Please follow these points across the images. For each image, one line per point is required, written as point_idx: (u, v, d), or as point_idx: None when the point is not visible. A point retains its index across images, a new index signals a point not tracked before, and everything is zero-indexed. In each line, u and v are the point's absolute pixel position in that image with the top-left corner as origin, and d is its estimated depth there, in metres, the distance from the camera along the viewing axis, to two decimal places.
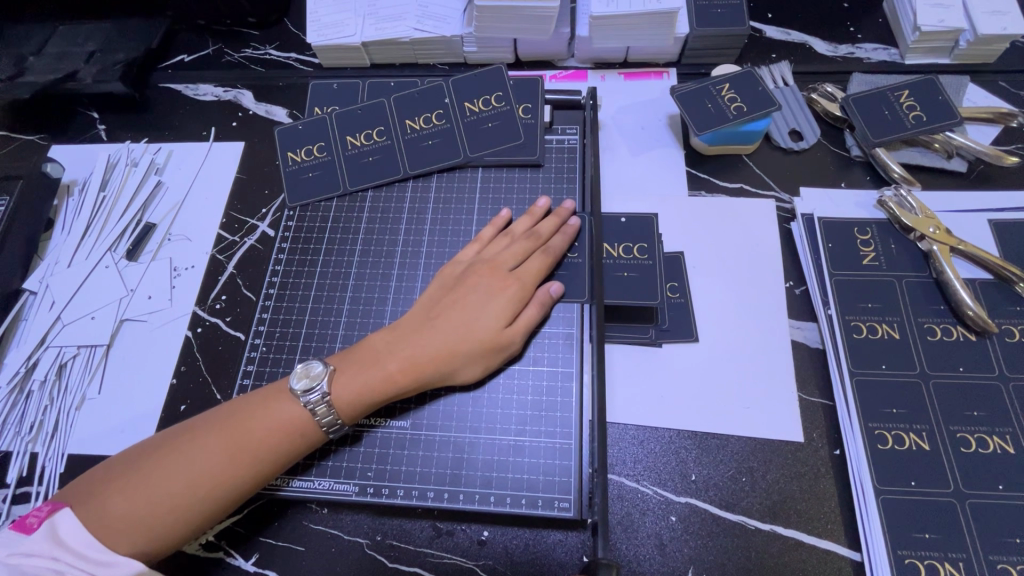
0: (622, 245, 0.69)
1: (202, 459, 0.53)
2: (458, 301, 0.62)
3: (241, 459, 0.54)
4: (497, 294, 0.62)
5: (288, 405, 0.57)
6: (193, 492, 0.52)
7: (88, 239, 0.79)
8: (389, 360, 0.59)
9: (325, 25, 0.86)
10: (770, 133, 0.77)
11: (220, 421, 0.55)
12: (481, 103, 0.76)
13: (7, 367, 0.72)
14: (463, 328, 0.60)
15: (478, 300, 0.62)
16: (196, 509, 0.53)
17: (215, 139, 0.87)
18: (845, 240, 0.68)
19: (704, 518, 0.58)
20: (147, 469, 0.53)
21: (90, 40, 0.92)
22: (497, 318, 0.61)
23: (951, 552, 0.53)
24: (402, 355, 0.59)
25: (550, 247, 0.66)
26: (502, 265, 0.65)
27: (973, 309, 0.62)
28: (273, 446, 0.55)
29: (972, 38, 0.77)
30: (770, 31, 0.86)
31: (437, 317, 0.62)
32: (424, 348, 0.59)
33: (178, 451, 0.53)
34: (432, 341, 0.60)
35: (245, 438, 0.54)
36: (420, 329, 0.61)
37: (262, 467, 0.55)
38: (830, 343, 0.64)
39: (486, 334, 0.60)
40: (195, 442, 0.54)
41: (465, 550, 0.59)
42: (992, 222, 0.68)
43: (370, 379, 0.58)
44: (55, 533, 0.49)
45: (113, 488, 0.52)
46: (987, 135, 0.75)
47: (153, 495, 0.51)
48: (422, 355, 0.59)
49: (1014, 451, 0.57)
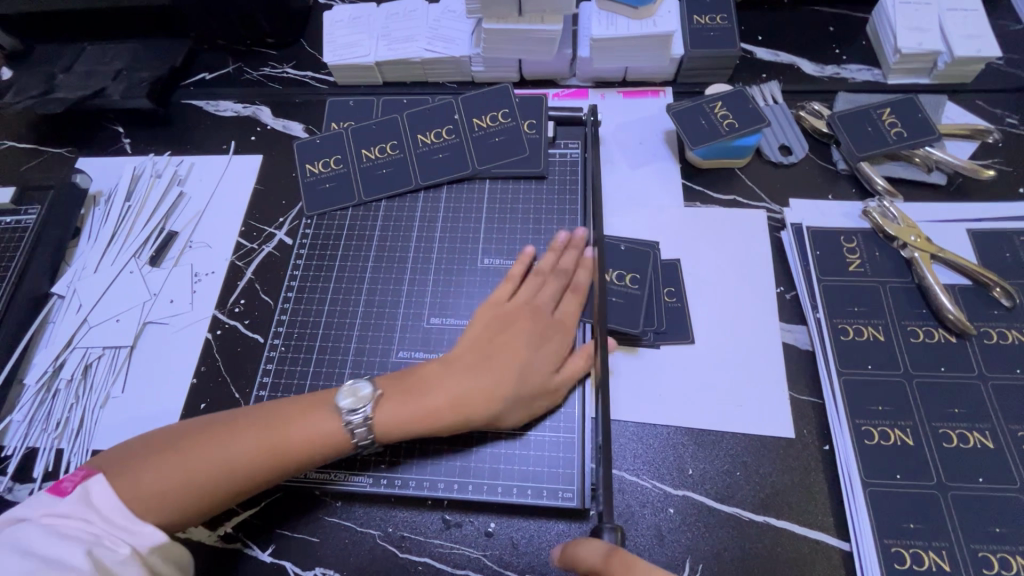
0: (616, 271, 0.72)
1: (236, 454, 0.56)
2: (508, 347, 0.64)
3: (272, 456, 0.57)
4: (545, 343, 0.65)
5: (328, 421, 0.59)
6: (224, 481, 0.56)
7: (114, 246, 0.83)
8: (440, 396, 0.61)
9: (342, 46, 0.91)
10: (761, 148, 0.82)
11: (256, 424, 0.59)
12: (488, 119, 0.81)
13: (36, 367, 0.75)
14: (514, 373, 0.62)
15: (532, 344, 0.64)
16: (223, 494, 0.56)
17: (234, 152, 0.91)
18: (832, 248, 0.72)
19: (701, 511, 0.61)
20: (184, 454, 0.56)
21: (117, 59, 0.97)
22: (546, 368, 0.63)
23: (935, 541, 0.56)
24: (449, 392, 0.61)
25: (576, 281, 0.70)
26: (540, 307, 0.67)
27: (953, 312, 0.65)
28: (306, 455, 0.58)
29: (950, 60, 0.82)
30: (760, 52, 0.91)
31: (489, 356, 0.63)
32: (478, 386, 0.61)
33: (214, 443, 0.57)
34: (482, 380, 0.61)
35: (282, 443, 0.58)
36: (474, 364, 0.63)
37: (291, 467, 0.58)
38: (819, 345, 0.67)
39: (533, 378, 0.62)
40: (233, 435, 0.57)
41: (472, 541, 0.61)
42: (971, 231, 0.72)
43: (417, 416, 0.60)
44: (88, 496, 0.51)
45: (147, 466, 0.54)
46: (965, 150, 0.80)
47: (187, 478, 0.55)
48: (473, 394, 0.61)
49: (993, 446, 0.60)
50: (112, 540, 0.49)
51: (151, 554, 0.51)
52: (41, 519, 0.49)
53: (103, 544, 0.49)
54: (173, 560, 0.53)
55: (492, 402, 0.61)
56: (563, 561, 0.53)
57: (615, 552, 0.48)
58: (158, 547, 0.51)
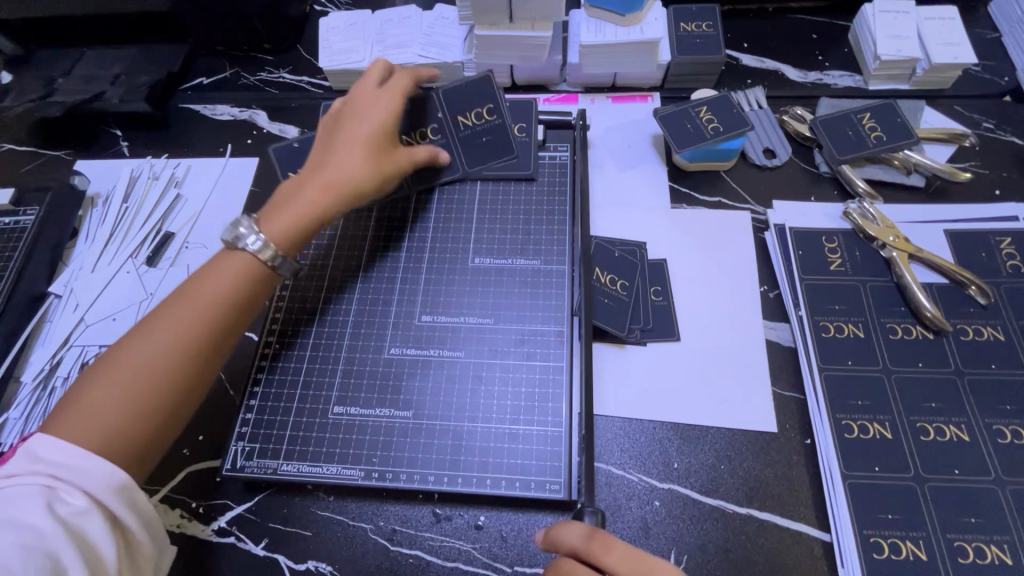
0: (609, 275, 0.73)
1: (153, 348, 0.56)
2: (347, 126, 0.72)
3: (190, 341, 0.58)
4: (376, 108, 0.72)
5: (235, 255, 0.63)
6: (156, 374, 0.56)
7: (111, 247, 0.84)
8: (329, 181, 0.68)
9: (337, 51, 0.93)
10: (745, 151, 0.84)
11: (157, 315, 0.59)
12: (473, 117, 0.79)
13: (32, 365, 0.76)
14: (366, 147, 0.70)
15: (366, 123, 0.71)
16: (167, 391, 0.56)
17: (231, 155, 0.93)
18: (813, 248, 0.74)
19: (686, 503, 0.62)
20: (104, 374, 0.55)
21: (116, 64, 0.99)
22: (383, 130, 0.72)
23: (912, 531, 0.58)
24: (334, 176, 0.68)
25: (417, 74, 0.78)
26: (371, 91, 0.74)
27: (929, 310, 0.67)
28: (218, 313, 0.60)
29: (928, 66, 0.84)
30: (746, 59, 0.94)
31: (336, 146, 0.71)
32: (342, 164, 0.69)
33: (127, 348, 0.56)
34: (354, 160, 0.69)
35: (195, 306, 0.59)
36: (326, 159, 0.70)
37: (216, 328, 0.59)
38: (801, 341, 0.69)
39: (386, 154, 0.72)
40: (142, 334, 0.57)
41: (462, 534, 0.62)
42: (948, 231, 0.74)
43: (311, 206, 0.67)
44: (31, 453, 0.50)
45: (78, 400, 0.53)
46: (944, 153, 0.82)
47: (118, 385, 0.54)
48: (348, 172, 0.69)
49: (969, 439, 0.62)
50: (67, 491, 0.48)
51: (112, 498, 0.50)
52: None
53: (59, 496, 0.48)
54: (138, 503, 0.52)
55: (379, 176, 0.71)
56: (541, 534, 0.56)
57: (595, 534, 0.52)
58: (118, 488, 0.50)
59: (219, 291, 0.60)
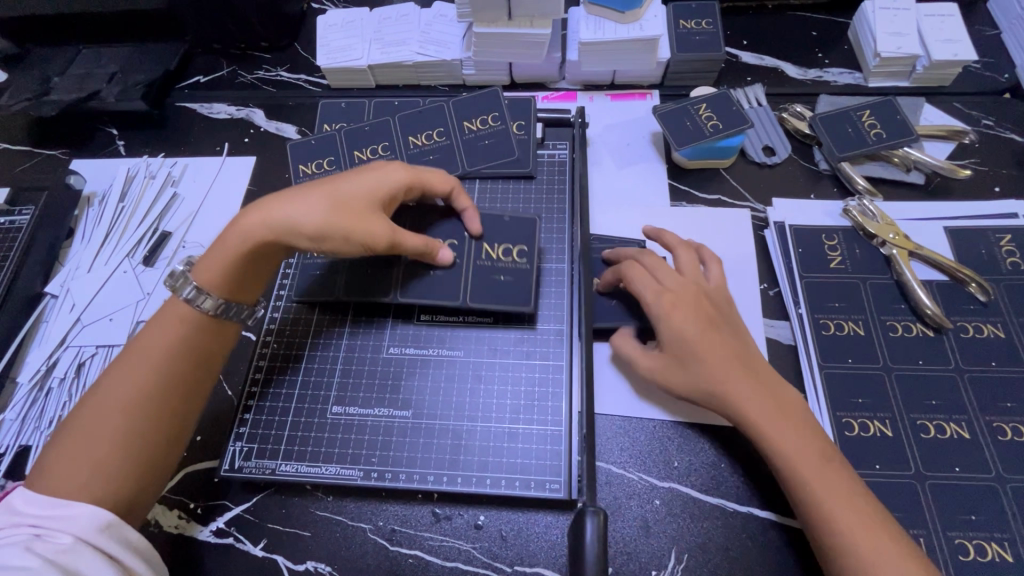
0: (611, 278, 0.73)
1: (120, 391, 0.58)
2: (347, 181, 0.65)
3: (149, 376, 0.59)
4: (383, 180, 0.65)
5: (174, 303, 0.63)
6: (114, 424, 0.56)
7: (108, 247, 0.84)
8: (274, 223, 0.63)
9: (335, 49, 0.93)
10: (744, 149, 0.83)
11: (114, 364, 0.60)
12: (478, 122, 0.83)
13: (29, 366, 0.76)
14: (338, 202, 0.63)
15: (359, 184, 0.65)
16: (127, 437, 0.57)
17: (228, 154, 0.92)
18: (813, 246, 0.74)
19: (686, 502, 0.62)
20: (71, 430, 0.57)
21: (112, 62, 0.98)
22: (370, 201, 0.64)
23: (913, 529, 0.58)
24: (282, 220, 0.63)
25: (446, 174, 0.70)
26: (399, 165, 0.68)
27: (930, 307, 0.67)
28: (173, 349, 0.61)
29: (927, 63, 0.84)
30: (745, 56, 0.93)
31: (322, 190, 0.64)
32: (302, 212, 0.63)
33: (93, 401, 0.58)
34: (313, 210, 0.63)
35: (146, 353, 0.60)
36: (300, 196, 0.64)
37: (175, 363, 0.61)
38: (801, 339, 0.69)
39: (357, 214, 0.63)
40: (105, 385, 0.59)
41: (462, 533, 0.62)
42: (948, 229, 0.74)
43: (249, 238, 0.63)
44: (17, 505, 0.52)
45: (53, 458, 0.55)
46: (943, 150, 0.82)
47: (80, 440, 0.56)
48: (296, 218, 0.62)
49: (969, 436, 0.61)
50: (52, 535, 0.50)
51: (98, 537, 0.51)
52: None
53: (44, 539, 0.50)
54: (129, 539, 0.53)
55: (326, 226, 0.62)
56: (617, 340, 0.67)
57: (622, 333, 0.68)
58: (104, 526, 0.52)
59: (178, 335, 0.61)
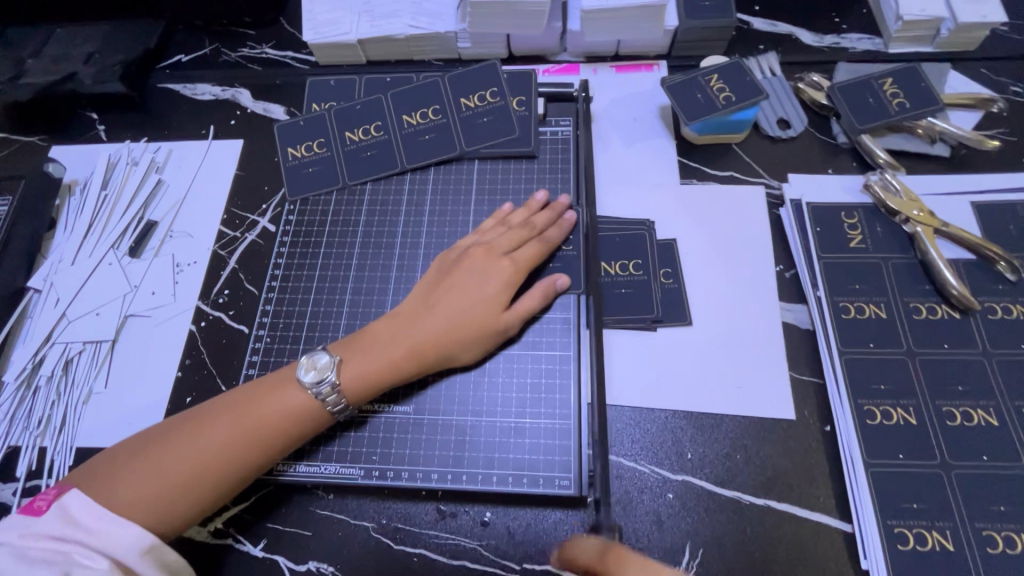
0: (618, 262, 0.71)
1: (209, 445, 0.56)
2: (455, 286, 0.64)
3: (246, 445, 0.56)
4: (494, 276, 0.64)
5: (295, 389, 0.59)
6: (196, 475, 0.55)
7: (91, 237, 0.80)
8: (396, 347, 0.61)
9: (322, 23, 0.88)
10: (758, 122, 0.79)
11: (224, 411, 0.58)
12: (476, 99, 0.78)
13: (14, 364, 0.73)
14: (457, 315, 0.62)
15: (473, 287, 0.64)
16: (203, 492, 0.55)
17: (214, 137, 0.88)
18: (832, 224, 0.70)
19: (701, 495, 0.60)
20: (155, 452, 0.55)
21: (88, 41, 0.92)
22: (490, 301, 0.63)
23: (939, 521, 0.55)
24: (407, 341, 0.61)
25: (546, 238, 0.68)
26: (499, 249, 0.66)
27: (957, 289, 0.63)
28: (278, 427, 0.58)
29: (953, 26, 0.79)
30: (757, 23, 0.88)
31: (436, 304, 0.63)
32: (424, 331, 0.62)
33: (184, 439, 0.56)
34: (434, 328, 0.62)
35: (250, 419, 0.57)
36: (416, 318, 0.63)
37: (269, 444, 0.57)
38: (820, 323, 0.66)
39: (490, 318, 0.63)
40: (201, 428, 0.57)
41: (468, 531, 0.60)
42: (975, 204, 0.70)
43: (383, 364, 0.61)
44: (65, 513, 0.51)
45: (122, 470, 0.54)
46: (969, 120, 0.77)
47: (159, 477, 0.54)
48: (423, 341, 0.61)
49: (998, 423, 0.59)
50: (89, 556, 0.49)
51: (139, 561, 0.51)
52: (16, 546, 0.49)
53: (80, 561, 0.48)
54: (168, 561, 0.52)
55: (487, 337, 0.63)
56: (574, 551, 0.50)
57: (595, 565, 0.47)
58: (148, 550, 0.51)
59: (287, 407, 0.58)
